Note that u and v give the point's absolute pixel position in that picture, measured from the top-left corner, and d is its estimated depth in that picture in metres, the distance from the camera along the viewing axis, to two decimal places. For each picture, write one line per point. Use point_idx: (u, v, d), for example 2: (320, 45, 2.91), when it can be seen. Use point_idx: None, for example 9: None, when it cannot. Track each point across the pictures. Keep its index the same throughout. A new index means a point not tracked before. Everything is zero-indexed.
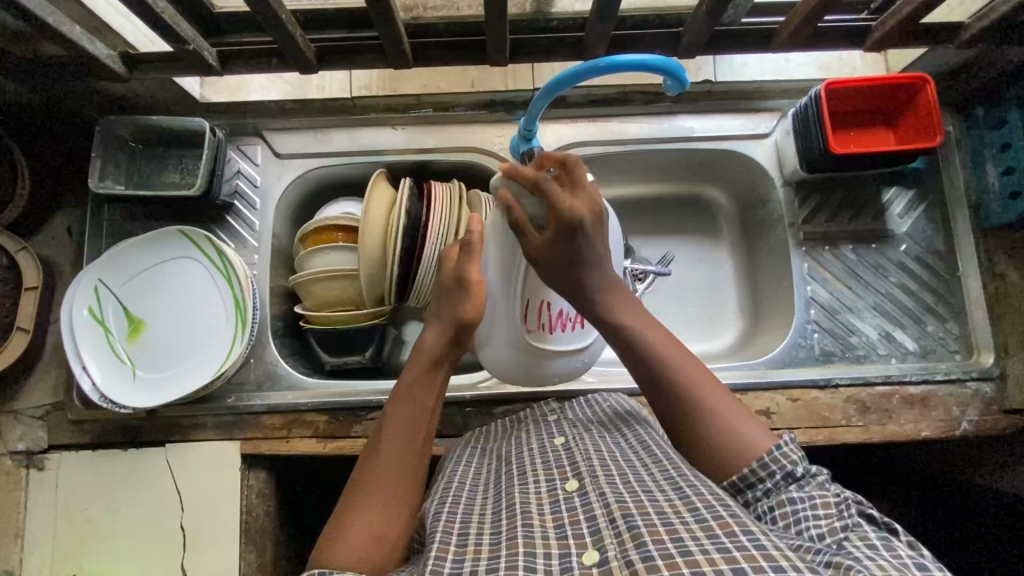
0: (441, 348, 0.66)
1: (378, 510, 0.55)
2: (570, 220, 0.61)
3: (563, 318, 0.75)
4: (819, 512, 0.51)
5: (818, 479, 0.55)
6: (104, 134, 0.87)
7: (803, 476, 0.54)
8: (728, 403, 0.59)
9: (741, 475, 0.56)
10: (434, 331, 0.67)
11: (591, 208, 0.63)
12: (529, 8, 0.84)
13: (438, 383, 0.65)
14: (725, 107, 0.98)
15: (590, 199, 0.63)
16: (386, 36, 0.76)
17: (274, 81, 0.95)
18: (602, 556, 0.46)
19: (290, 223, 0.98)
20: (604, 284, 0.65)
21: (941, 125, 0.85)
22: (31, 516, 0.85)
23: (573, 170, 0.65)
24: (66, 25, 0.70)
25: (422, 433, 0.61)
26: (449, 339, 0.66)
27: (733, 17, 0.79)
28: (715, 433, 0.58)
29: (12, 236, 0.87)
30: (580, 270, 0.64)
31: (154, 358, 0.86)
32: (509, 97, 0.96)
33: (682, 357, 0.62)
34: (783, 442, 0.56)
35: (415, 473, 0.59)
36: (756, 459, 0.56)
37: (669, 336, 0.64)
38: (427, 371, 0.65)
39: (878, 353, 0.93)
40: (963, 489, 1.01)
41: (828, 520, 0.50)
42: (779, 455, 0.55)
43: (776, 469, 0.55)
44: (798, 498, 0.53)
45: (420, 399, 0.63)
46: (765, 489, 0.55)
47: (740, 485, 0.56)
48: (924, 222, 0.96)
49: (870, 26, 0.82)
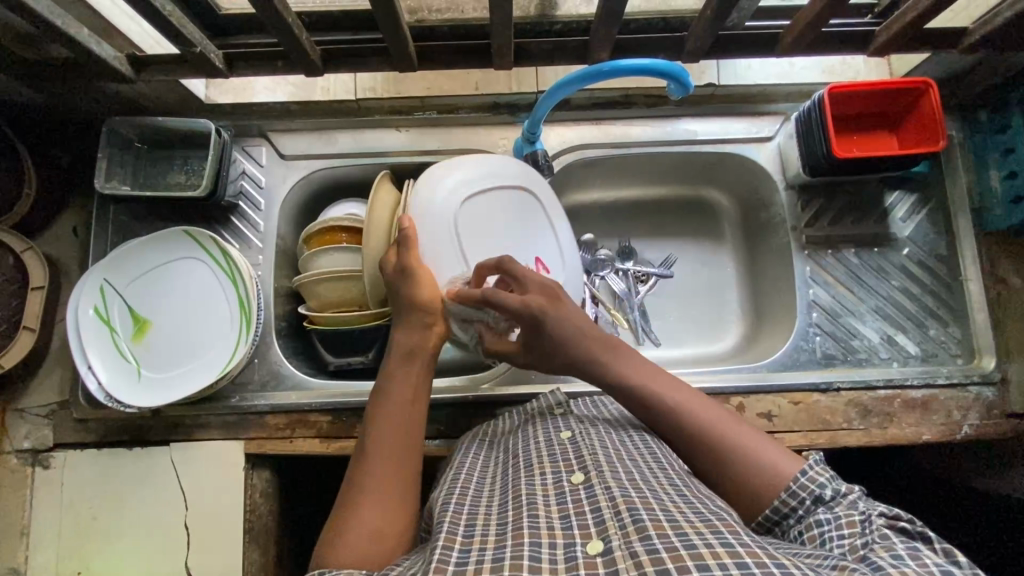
0: (414, 340, 0.69)
1: (376, 504, 0.56)
2: (528, 318, 0.68)
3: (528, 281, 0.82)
4: (844, 531, 0.50)
5: (849, 498, 0.54)
6: (110, 134, 0.88)
7: (832, 498, 0.54)
8: (726, 420, 0.61)
9: (775, 506, 0.55)
10: (405, 322, 0.71)
11: (546, 298, 0.70)
12: (533, 12, 0.84)
13: (415, 374, 0.67)
14: (728, 111, 0.98)
15: (544, 290, 0.71)
16: (391, 39, 0.77)
17: (279, 83, 0.96)
18: (607, 545, 0.45)
19: (294, 224, 0.98)
20: (592, 348, 0.67)
21: (944, 128, 0.85)
22: (36, 514, 0.86)
23: (512, 270, 0.72)
24: (75, 27, 0.71)
25: (407, 425, 0.62)
26: (417, 330, 0.70)
27: (737, 21, 0.80)
28: (731, 457, 0.58)
29: (18, 236, 0.88)
30: (563, 346, 0.68)
31: (160, 358, 0.87)
32: (513, 99, 0.97)
33: (687, 397, 0.63)
34: (808, 467, 0.56)
35: (406, 466, 0.60)
36: (785, 488, 0.55)
37: (670, 380, 0.65)
38: (406, 362, 0.68)
39: (880, 357, 0.93)
40: (964, 493, 1.01)
41: (852, 538, 0.49)
42: (805, 480, 0.55)
43: (804, 495, 0.54)
44: (825, 519, 0.52)
45: (403, 390, 0.65)
46: (797, 516, 0.55)
47: (774, 516, 0.56)
48: (926, 226, 0.97)
49: (874, 31, 0.82)
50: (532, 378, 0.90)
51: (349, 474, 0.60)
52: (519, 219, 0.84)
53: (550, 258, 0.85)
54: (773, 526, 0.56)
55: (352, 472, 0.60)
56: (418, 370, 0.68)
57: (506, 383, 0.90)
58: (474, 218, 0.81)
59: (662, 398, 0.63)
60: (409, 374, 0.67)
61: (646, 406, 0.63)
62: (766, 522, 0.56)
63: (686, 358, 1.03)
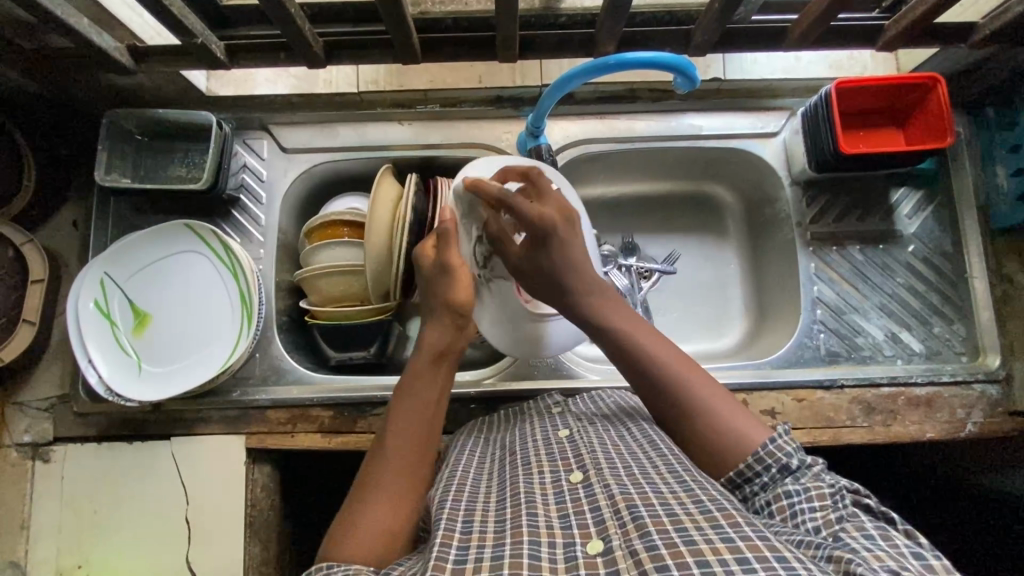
0: (444, 342, 0.66)
1: (387, 505, 0.55)
2: (540, 230, 0.66)
3: None
4: (815, 504, 0.52)
5: (814, 470, 0.55)
6: (110, 126, 0.87)
7: (799, 468, 0.55)
8: (735, 410, 0.59)
9: (739, 471, 0.56)
10: (433, 321, 0.67)
11: (559, 213, 0.68)
12: (538, 4, 0.83)
13: (440, 377, 0.65)
14: (733, 106, 0.97)
15: (557, 207, 0.69)
16: (394, 31, 0.76)
17: (280, 75, 0.94)
18: (607, 545, 0.45)
19: (295, 219, 0.97)
20: (587, 286, 0.66)
21: (952, 125, 0.85)
22: (36, 508, 0.85)
23: (537, 180, 0.71)
24: (74, 17, 0.70)
25: (427, 428, 0.61)
26: (449, 332, 0.66)
27: (744, 14, 0.79)
28: (709, 432, 0.58)
29: (18, 228, 0.87)
30: (560, 271, 0.66)
31: (161, 351, 0.86)
32: (518, 93, 0.95)
33: (680, 361, 0.62)
34: (776, 436, 0.56)
35: (421, 469, 0.59)
36: (751, 453, 0.56)
37: (659, 336, 0.64)
38: (432, 364, 0.65)
39: (884, 354, 0.93)
40: (966, 491, 1.01)
41: (823, 512, 0.51)
42: (773, 448, 0.55)
43: (771, 463, 0.55)
44: (794, 491, 0.53)
45: (425, 394, 0.63)
46: (763, 484, 0.55)
47: (737, 479, 0.56)
48: (931, 223, 0.96)
49: (883, 25, 0.82)
50: (534, 374, 0.90)
51: (362, 473, 0.59)
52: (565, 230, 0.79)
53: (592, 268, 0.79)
54: (736, 491, 0.57)
55: (365, 471, 0.59)
56: (443, 374, 0.65)
57: (508, 378, 0.90)
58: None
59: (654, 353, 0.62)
60: (434, 377, 0.64)
61: (629, 356, 0.62)
62: (730, 483, 0.57)
63: (689, 355, 1.02)
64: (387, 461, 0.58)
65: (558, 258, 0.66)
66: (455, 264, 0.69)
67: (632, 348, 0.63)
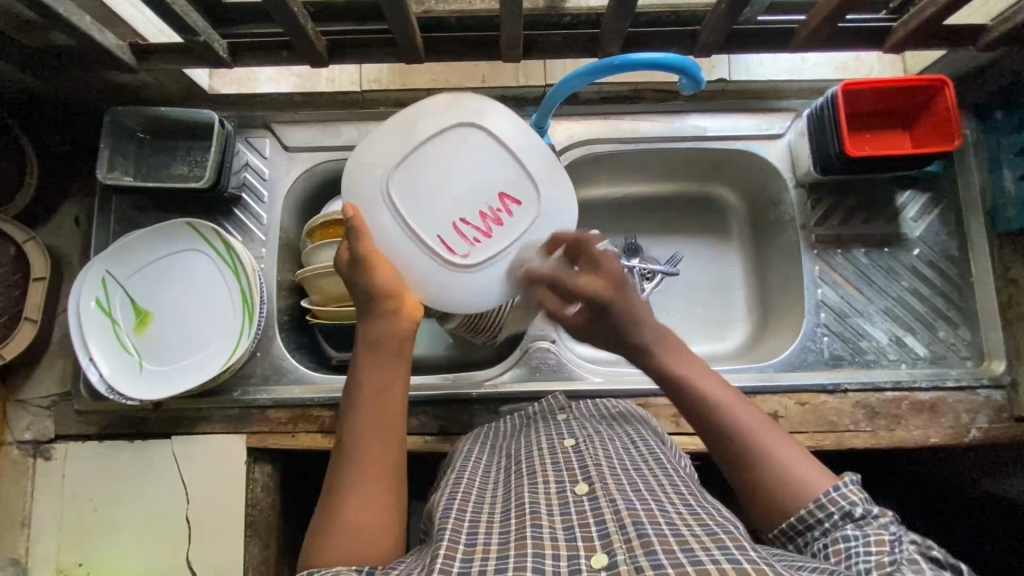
0: (387, 332, 0.64)
1: (360, 503, 0.55)
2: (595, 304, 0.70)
3: (492, 217, 0.68)
4: (872, 548, 0.49)
5: (881, 519, 0.52)
6: (111, 124, 0.87)
7: (863, 516, 0.52)
8: (783, 444, 0.60)
9: (798, 516, 0.55)
10: (371, 314, 0.65)
11: (610, 282, 0.70)
12: (542, 3, 0.82)
13: (391, 363, 0.64)
14: (737, 106, 0.97)
15: (609, 274, 0.71)
16: (397, 30, 0.75)
17: (283, 73, 0.95)
18: (611, 560, 0.44)
19: (297, 217, 0.97)
20: (646, 331, 0.69)
21: (960, 126, 0.84)
22: (37, 505, 0.85)
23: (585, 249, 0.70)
24: (77, 15, 0.69)
25: (384, 416, 0.61)
26: (391, 321, 0.64)
27: (750, 16, 0.78)
28: (768, 474, 0.58)
29: (20, 226, 0.87)
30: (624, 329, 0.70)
31: (162, 350, 0.86)
32: (521, 93, 0.95)
33: (739, 405, 0.63)
34: (842, 484, 0.55)
35: (387, 458, 0.59)
36: (813, 500, 0.55)
37: (719, 380, 0.66)
38: (372, 355, 0.63)
39: (888, 359, 0.92)
40: (969, 498, 1.00)
41: (879, 555, 0.48)
42: (837, 496, 0.54)
43: (833, 510, 0.54)
44: (853, 535, 0.51)
45: (376, 383, 0.62)
46: (823, 529, 0.54)
47: (797, 525, 0.55)
48: (938, 226, 0.95)
49: (891, 26, 0.81)
50: (536, 376, 0.89)
51: (331, 476, 0.59)
52: (475, 167, 0.68)
53: (511, 183, 0.68)
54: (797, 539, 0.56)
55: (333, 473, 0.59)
56: (394, 358, 0.64)
57: (510, 380, 0.89)
58: (414, 184, 0.67)
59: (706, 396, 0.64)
60: (385, 366, 0.63)
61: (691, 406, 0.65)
62: (789, 532, 0.56)
63: None
64: (355, 460, 0.58)
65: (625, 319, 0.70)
66: (367, 255, 0.65)
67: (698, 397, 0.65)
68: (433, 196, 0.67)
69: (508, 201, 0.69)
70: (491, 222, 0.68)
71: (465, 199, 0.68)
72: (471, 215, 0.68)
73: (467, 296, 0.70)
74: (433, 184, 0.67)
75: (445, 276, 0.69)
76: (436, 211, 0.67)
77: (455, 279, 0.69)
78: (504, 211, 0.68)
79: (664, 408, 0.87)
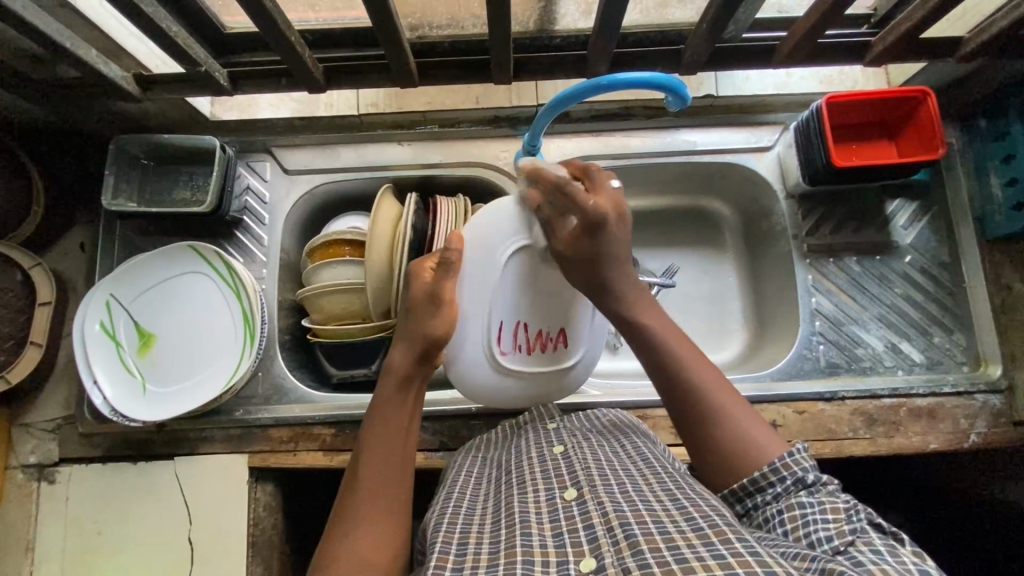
0: (411, 366, 0.66)
1: (372, 529, 0.56)
2: (597, 218, 0.64)
3: (542, 339, 0.74)
4: (829, 516, 0.51)
5: (829, 487, 0.55)
6: (117, 153, 0.89)
7: (814, 483, 0.55)
8: (760, 432, 0.60)
9: (753, 479, 0.57)
10: (412, 350, 0.66)
11: (614, 208, 0.66)
12: (532, 26, 0.86)
13: (409, 402, 0.65)
14: (724, 121, 0.99)
15: (613, 200, 0.67)
16: (391, 56, 0.78)
17: (282, 99, 0.99)
18: (599, 563, 0.46)
19: (297, 237, 0.99)
20: (631, 286, 0.67)
21: (942, 136, 0.86)
22: (39, 531, 0.86)
23: (595, 175, 0.67)
24: (83, 49, 0.72)
25: (398, 453, 0.62)
26: (418, 358, 0.66)
27: (733, 34, 0.81)
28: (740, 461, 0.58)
29: (27, 252, 0.89)
30: (603, 265, 0.65)
31: (165, 373, 0.87)
32: (513, 113, 0.98)
33: (719, 389, 0.62)
34: (795, 451, 0.57)
35: (399, 493, 0.60)
36: (767, 464, 0.57)
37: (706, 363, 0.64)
38: (396, 392, 0.65)
39: (884, 365, 0.93)
40: (973, 505, 0.99)
41: (837, 524, 0.50)
42: (790, 462, 0.56)
43: (786, 475, 0.56)
44: (809, 503, 0.53)
45: (395, 421, 0.63)
46: (776, 494, 0.56)
47: (739, 492, 0.58)
48: (927, 233, 0.97)
49: (871, 41, 0.83)
50: None
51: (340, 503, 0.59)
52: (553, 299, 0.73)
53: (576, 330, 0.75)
54: (746, 499, 0.57)
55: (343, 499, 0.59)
56: (411, 400, 0.65)
57: None
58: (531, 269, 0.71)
59: (693, 374, 0.63)
60: (403, 403, 0.65)
61: (681, 394, 0.62)
62: (739, 492, 0.58)
63: None
64: (365, 492, 0.59)
65: (609, 254, 0.65)
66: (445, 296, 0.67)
67: (695, 394, 0.62)
68: (508, 292, 0.71)
69: (563, 340, 0.74)
70: (537, 344, 0.74)
71: (542, 312, 0.73)
72: (533, 327, 0.73)
73: (480, 373, 0.74)
74: (539, 281, 0.71)
75: (479, 356, 0.73)
76: (519, 305, 0.72)
77: (486, 360, 0.73)
78: (552, 344, 0.74)
79: (661, 419, 0.88)
